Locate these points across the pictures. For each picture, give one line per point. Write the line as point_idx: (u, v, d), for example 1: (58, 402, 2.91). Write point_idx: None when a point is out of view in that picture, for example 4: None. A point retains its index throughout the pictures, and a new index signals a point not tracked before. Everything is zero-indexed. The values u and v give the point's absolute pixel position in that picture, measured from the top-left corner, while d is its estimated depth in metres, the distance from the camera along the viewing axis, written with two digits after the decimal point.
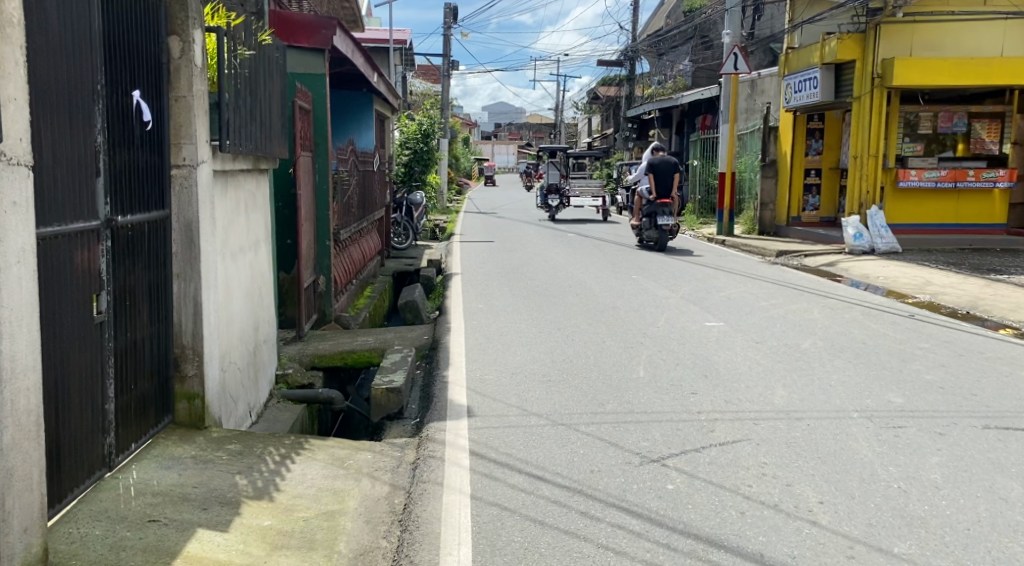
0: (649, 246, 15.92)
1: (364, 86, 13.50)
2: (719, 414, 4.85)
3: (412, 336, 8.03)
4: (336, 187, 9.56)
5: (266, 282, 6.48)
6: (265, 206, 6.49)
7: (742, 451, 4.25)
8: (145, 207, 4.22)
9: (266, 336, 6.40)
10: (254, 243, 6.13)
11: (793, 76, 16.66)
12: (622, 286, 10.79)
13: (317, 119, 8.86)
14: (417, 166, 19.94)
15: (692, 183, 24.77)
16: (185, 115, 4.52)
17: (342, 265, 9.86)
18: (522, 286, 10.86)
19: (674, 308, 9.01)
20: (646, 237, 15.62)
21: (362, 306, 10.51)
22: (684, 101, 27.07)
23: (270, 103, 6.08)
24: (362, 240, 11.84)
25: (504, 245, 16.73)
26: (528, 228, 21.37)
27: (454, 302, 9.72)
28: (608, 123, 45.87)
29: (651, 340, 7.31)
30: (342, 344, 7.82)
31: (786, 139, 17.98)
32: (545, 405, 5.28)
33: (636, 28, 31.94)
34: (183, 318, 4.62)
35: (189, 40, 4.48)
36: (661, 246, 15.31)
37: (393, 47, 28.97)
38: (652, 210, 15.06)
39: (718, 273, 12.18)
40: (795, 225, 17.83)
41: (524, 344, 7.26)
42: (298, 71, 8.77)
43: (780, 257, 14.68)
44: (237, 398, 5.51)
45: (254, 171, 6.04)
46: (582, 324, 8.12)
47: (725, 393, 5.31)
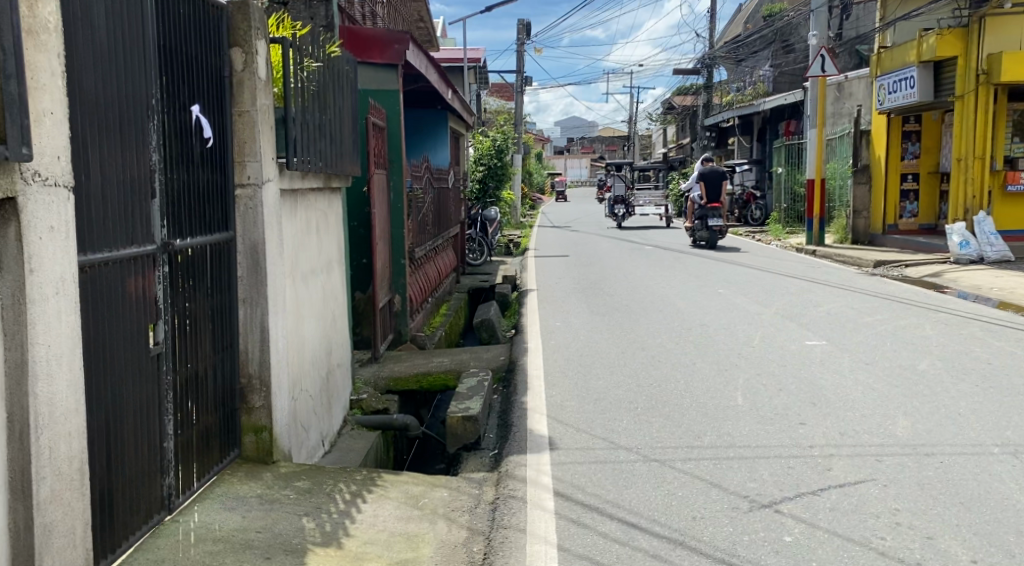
0: (703, 245, 18.15)
1: (438, 103, 13.32)
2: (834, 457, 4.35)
3: (489, 357, 7.67)
4: (411, 204, 9.30)
5: (340, 304, 6.23)
6: (338, 226, 6.23)
7: (871, 500, 3.78)
8: (206, 229, 3.97)
9: (340, 360, 6.14)
10: (327, 264, 5.88)
11: (886, 76, 16.08)
12: (707, 301, 10.28)
13: (391, 135, 8.61)
14: (491, 182, 19.68)
15: (778, 191, 23.93)
16: (249, 131, 4.26)
17: (416, 285, 9.59)
18: (602, 302, 10.46)
19: (766, 326, 8.48)
20: (699, 237, 17.84)
21: (437, 325, 10.23)
22: (765, 107, 26.24)
23: (340, 117, 5.83)
24: (437, 257, 11.60)
25: (581, 260, 16.32)
26: (604, 242, 20.90)
27: (530, 320, 9.36)
28: (685, 134, 45.01)
29: (745, 362, 6.84)
30: (417, 366, 7.53)
31: (879, 144, 17.22)
32: (635, 436, 4.89)
33: (714, 35, 31.20)
34: (249, 346, 4.35)
35: (252, 51, 4.24)
36: (712, 244, 17.56)
37: (466, 65, 28.92)
38: (704, 213, 17.27)
39: (813, 286, 11.55)
40: (892, 233, 16.98)
41: (607, 366, 6.87)
42: (371, 87, 8.56)
43: (880, 267, 14.00)
44: (309, 428, 5.24)
45: (325, 189, 5.80)
46: (668, 343, 7.68)
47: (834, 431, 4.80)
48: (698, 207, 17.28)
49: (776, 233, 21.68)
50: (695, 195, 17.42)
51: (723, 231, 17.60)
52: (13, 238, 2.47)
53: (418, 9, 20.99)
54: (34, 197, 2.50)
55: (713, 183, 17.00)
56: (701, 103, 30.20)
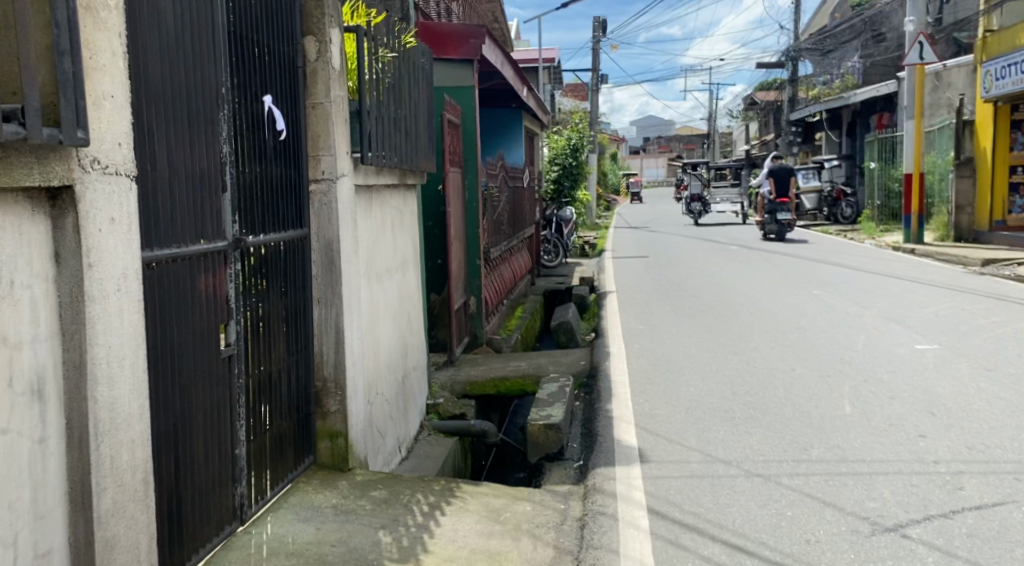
0: (772, 238, 19.39)
1: (513, 101, 13.13)
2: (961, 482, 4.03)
3: (569, 362, 7.40)
4: (486, 204, 9.10)
5: (415, 305, 6.04)
6: (414, 224, 6.06)
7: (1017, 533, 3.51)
8: (280, 225, 3.79)
9: (416, 363, 5.95)
10: (403, 263, 5.70)
11: (993, 62, 15.28)
12: (799, 302, 9.85)
13: (466, 133, 8.40)
14: (566, 181, 19.42)
15: (870, 187, 23.00)
16: (323, 123, 4.09)
17: (492, 286, 9.40)
18: (687, 303, 10.11)
19: (866, 330, 8.05)
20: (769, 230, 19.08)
21: (514, 328, 10.04)
22: (855, 100, 25.27)
23: (416, 111, 5.64)
24: (513, 258, 11.39)
25: (661, 261, 15.94)
26: (685, 241, 20.43)
27: (611, 323, 9.06)
28: (768, 129, 43.83)
29: (848, 368, 6.48)
30: (494, 370, 7.31)
31: (985, 137, 16.30)
32: (736, 449, 4.63)
33: (799, 27, 30.20)
34: (323, 348, 4.18)
35: (326, 40, 4.07)
36: (782, 236, 18.87)
37: (541, 65, 28.72)
38: (773, 208, 18.52)
39: (915, 286, 10.97)
40: (1000, 230, 16.03)
41: (700, 370, 6.57)
42: (447, 84, 8.38)
43: (988, 266, 13.28)
44: (386, 434, 5.05)
45: (401, 186, 5.62)
46: (762, 347, 7.34)
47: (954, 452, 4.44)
48: (768, 202, 18.56)
49: (869, 231, 20.82)
50: (765, 191, 18.63)
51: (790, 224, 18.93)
52: (70, 228, 2.29)
53: (492, 8, 20.81)
54: (91, 185, 2.33)
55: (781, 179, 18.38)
56: (786, 98, 29.36)
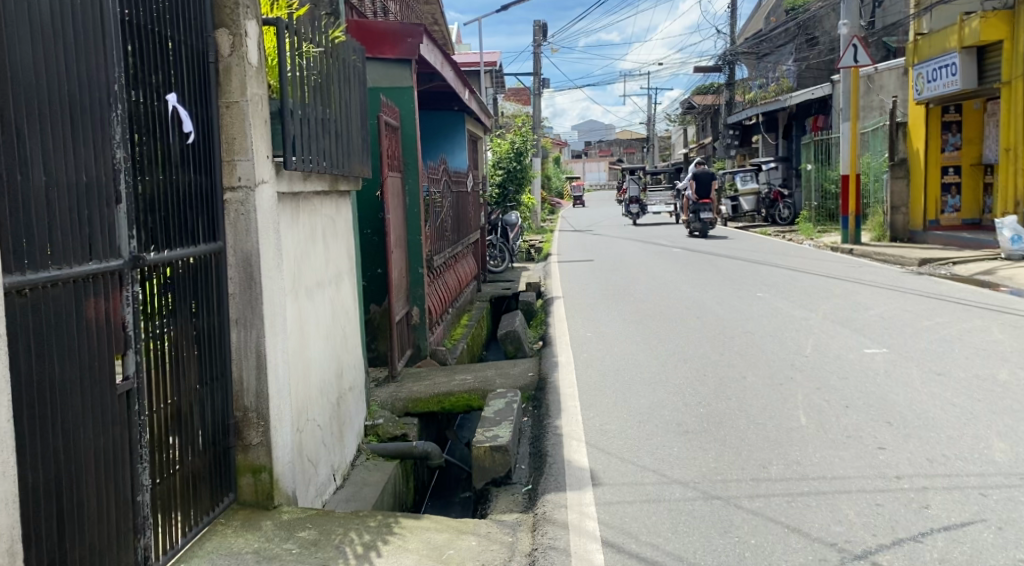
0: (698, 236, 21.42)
1: (455, 104, 12.82)
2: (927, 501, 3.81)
3: (515, 373, 7.06)
4: (429, 209, 8.72)
5: (352, 321, 5.66)
6: (348, 233, 5.67)
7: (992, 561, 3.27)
8: (188, 239, 3.39)
9: (353, 382, 5.57)
10: (336, 275, 5.31)
11: (924, 64, 15.46)
12: (745, 306, 9.67)
13: (405, 136, 8.03)
14: (511, 185, 19.16)
15: (808, 189, 23.17)
16: (239, 125, 3.69)
17: (437, 295, 9.04)
18: (634, 309, 9.86)
19: (815, 333, 7.88)
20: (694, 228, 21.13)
21: (460, 337, 9.70)
22: (792, 102, 25.47)
23: (347, 112, 5.26)
24: (457, 264, 11.04)
25: (607, 265, 15.75)
26: (629, 244, 20.30)
27: (559, 330, 8.76)
28: (707, 132, 44.18)
29: (800, 374, 6.26)
30: (438, 384, 6.95)
31: (919, 137, 16.58)
32: (692, 468, 4.35)
33: (735, 31, 30.39)
34: (243, 374, 3.79)
35: (241, 32, 3.67)
36: (705, 234, 20.94)
37: (482, 68, 28.47)
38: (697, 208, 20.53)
39: (858, 286, 10.93)
40: (933, 230, 16.23)
41: (649, 381, 6.28)
42: (383, 85, 7.99)
43: (924, 266, 13.36)
44: (318, 463, 4.67)
45: (333, 193, 5.23)
46: (712, 353, 7.10)
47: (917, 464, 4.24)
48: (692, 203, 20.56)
49: (807, 232, 20.94)
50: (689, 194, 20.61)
51: (713, 223, 20.94)
52: None
53: (431, 11, 20.48)
54: None
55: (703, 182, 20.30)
56: (723, 101, 29.57)
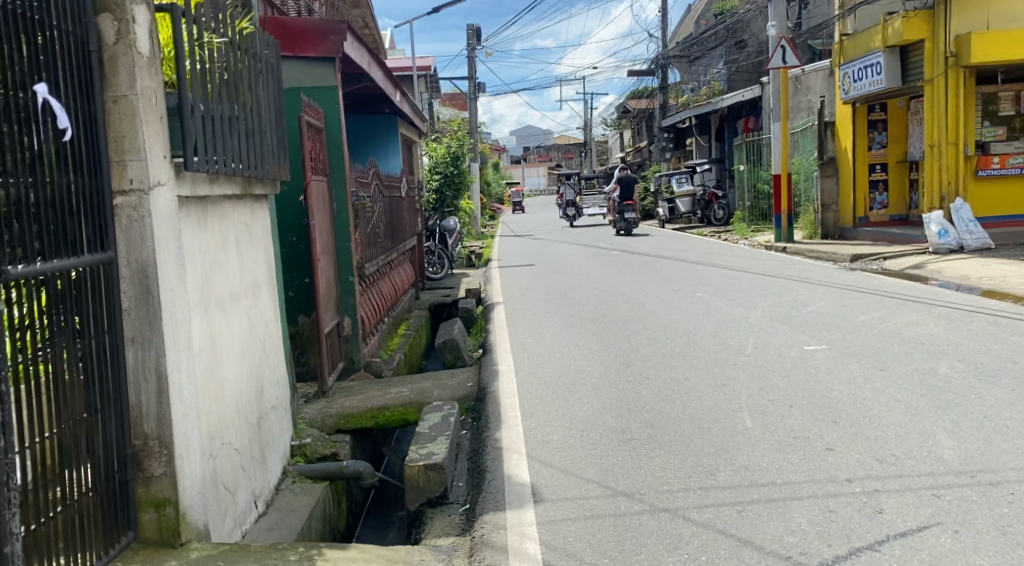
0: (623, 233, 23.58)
1: (386, 106, 12.46)
2: (881, 505, 3.61)
3: (453, 385, 6.73)
4: (358, 214, 8.35)
5: (274, 334, 5.29)
6: (267, 239, 5.29)
7: None
8: (63, 249, 3.03)
9: (276, 400, 5.20)
10: (253, 286, 4.94)
11: (849, 65, 15.61)
12: (685, 306, 9.49)
13: (330, 139, 7.66)
14: (448, 191, 18.84)
15: (741, 189, 23.33)
16: (128, 122, 3.33)
17: (370, 304, 8.67)
18: (574, 313, 9.60)
19: (756, 331, 7.72)
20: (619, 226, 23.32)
21: (397, 347, 9.35)
22: (723, 104, 25.66)
23: (259, 110, 4.89)
24: (393, 272, 10.68)
25: (547, 268, 15.53)
26: (569, 248, 20.13)
27: (499, 337, 8.47)
28: (643, 135, 44.44)
29: (743, 374, 6.06)
30: (371, 398, 6.59)
31: (846, 135, 16.64)
32: (637, 479, 4.09)
33: (666, 35, 30.55)
34: (142, 398, 3.41)
35: (128, 18, 3.31)
36: (629, 232, 23.09)
37: (416, 74, 28.10)
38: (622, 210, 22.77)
39: (796, 284, 10.88)
40: (863, 226, 16.42)
41: (590, 387, 6.01)
42: (306, 85, 7.61)
43: (856, 261, 13.45)
44: (236, 490, 4.30)
45: (247, 197, 4.86)
46: (654, 355, 6.88)
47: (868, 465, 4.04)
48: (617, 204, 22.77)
49: (741, 231, 21.04)
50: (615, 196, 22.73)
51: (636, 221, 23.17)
52: None
53: (362, 15, 20.05)
54: None
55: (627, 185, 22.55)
56: (657, 104, 29.71)
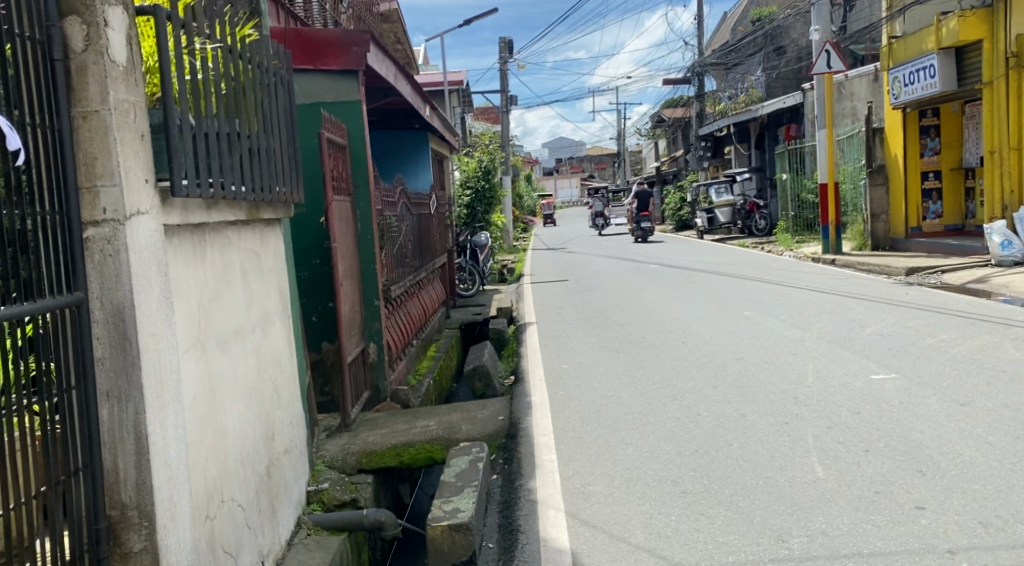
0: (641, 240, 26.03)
1: (415, 121, 12.01)
2: None
3: (482, 418, 6.19)
4: (384, 233, 7.88)
5: (287, 370, 4.82)
6: (280, 266, 4.83)
7: None
8: (11, 294, 2.57)
9: (289, 443, 4.72)
10: (262, 319, 4.46)
11: (899, 68, 14.91)
12: (732, 327, 8.88)
13: (354, 155, 7.19)
14: (479, 206, 18.38)
15: (783, 199, 22.61)
16: (100, 142, 2.86)
17: (397, 328, 8.19)
18: (613, 334, 9.04)
19: (815, 357, 7.13)
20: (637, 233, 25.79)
21: (425, 372, 8.87)
22: (763, 112, 24.97)
23: (268, 125, 4.42)
24: (422, 292, 10.22)
25: (582, 284, 14.96)
26: (604, 262, 19.54)
27: (533, 362, 7.94)
28: (678, 144, 43.73)
29: (806, 410, 5.48)
30: (396, 434, 6.10)
31: (896, 142, 15.97)
32: (698, 547, 3.56)
33: (702, 42, 29.88)
34: (118, 460, 2.94)
35: (99, 21, 2.87)
36: (646, 239, 25.44)
37: (447, 88, 27.64)
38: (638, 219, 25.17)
39: (851, 300, 10.25)
40: (915, 236, 15.66)
41: (634, 425, 5.47)
42: (327, 99, 7.14)
43: (912, 274, 12.76)
44: (239, 551, 3.81)
45: (254, 222, 4.39)
46: (702, 387, 6.32)
47: (973, 533, 3.47)
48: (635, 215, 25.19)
49: (785, 243, 20.33)
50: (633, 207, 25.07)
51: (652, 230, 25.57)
52: None
53: (391, 29, 19.68)
54: None
55: (644, 198, 24.92)
56: (694, 114, 29.08)
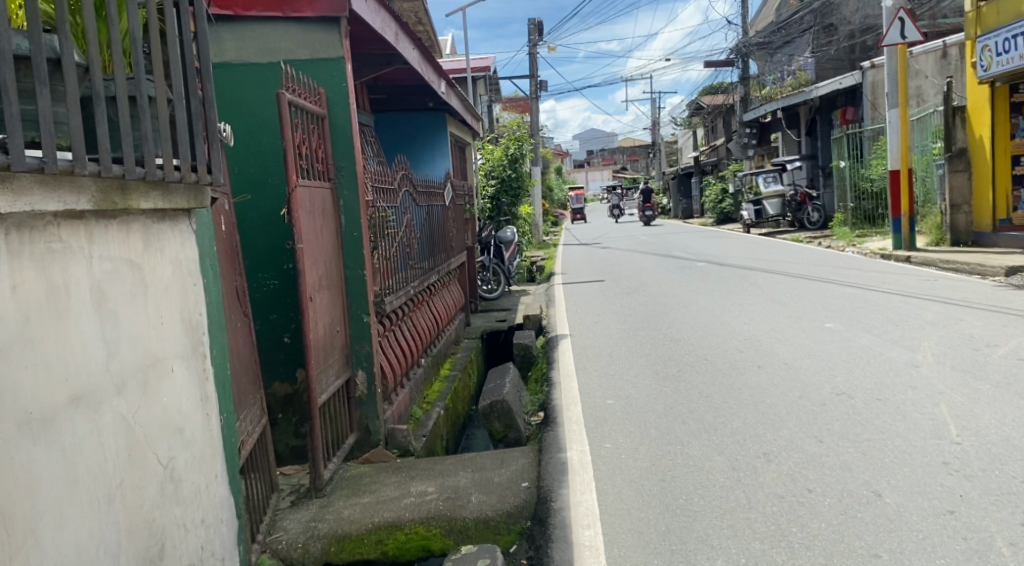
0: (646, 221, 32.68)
1: (429, 100, 10.35)
2: None
3: (499, 484, 4.47)
4: (377, 230, 6.17)
5: (198, 439, 3.17)
6: (187, 284, 3.19)
7: None
8: None
9: (194, 555, 3.07)
10: (145, 368, 2.83)
11: (989, 35, 13.05)
12: (815, 346, 7.12)
13: (335, 129, 5.51)
14: (505, 197, 16.53)
15: (839, 188, 20.59)
16: None
17: (395, 349, 6.50)
18: (666, 354, 7.30)
19: (947, 392, 5.39)
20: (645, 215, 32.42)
21: (435, 399, 7.20)
22: (817, 94, 22.91)
23: (138, 58, 2.78)
24: (434, 298, 8.56)
25: (620, 285, 13.21)
26: (644, 258, 17.72)
27: (566, 394, 6.25)
28: (719, 134, 41.77)
29: (969, 488, 3.78)
30: (382, 505, 4.44)
31: (981, 123, 13.99)
32: None
33: (747, 22, 27.91)
34: None
35: None
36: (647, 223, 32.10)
37: (472, 75, 25.92)
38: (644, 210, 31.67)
39: (954, 309, 8.44)
40: (1006, 230, 13.71)
41: (720, 510, 3.78)
42: (300, 58, 5.47)
43: (1011, 275, 10.91)
44: None
45: (120, 218, 2.74)
46: (803, 440, 4.61)
47: None
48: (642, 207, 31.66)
49: (844, 237, 18.44)
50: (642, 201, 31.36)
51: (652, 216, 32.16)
52: None
53: (411, 8, 18.02)
54: None
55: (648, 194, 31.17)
56: (737, 99, 27.18)
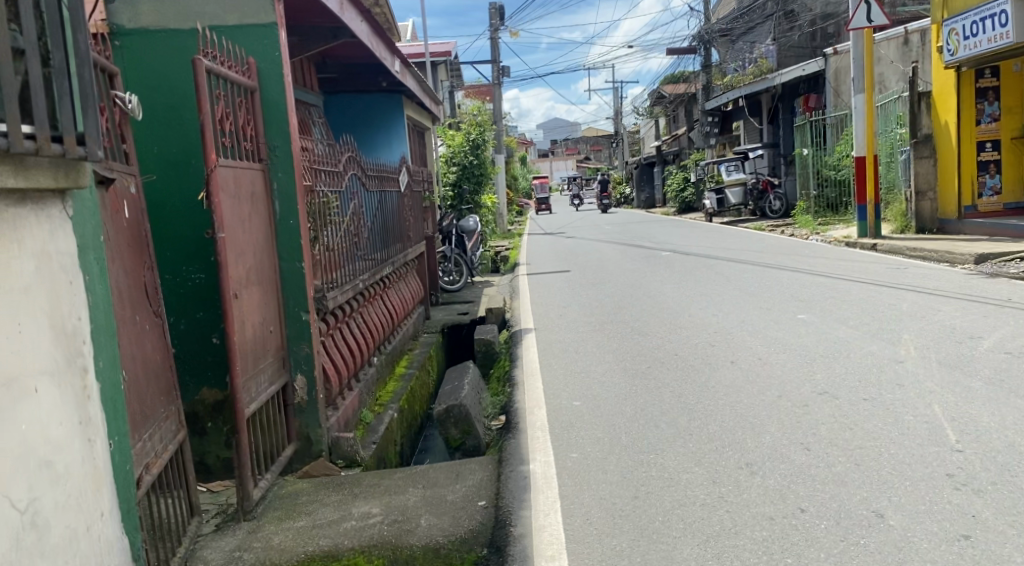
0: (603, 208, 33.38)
1: (382, 80, 9.73)
2: None
3: (453, 504, 3.96)
4: (319, 217, 5.59)
5: (74, 472, 2.63)
6: (61, 283, 2.66)
7: None
8: None
9: None
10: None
11: (956, 18, 12.77)
12: (792, 340, 6.69)
13: (269, 105, 4.93)
14: (467, 184, 15.99)
15: (802, 176, 20.25)
16: None
17: (342, 348, 5.93)
18: (634, 350, 6.81)
19: (938, 391, 4.97)
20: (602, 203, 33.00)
21: (388, 401, 6.65)
22: (780, 80, 22.60)
23: None
24: (389, 291, 7.99)
25: (585, 276, 12.73)
26: (608, 248, 17.27)
27: (530, 396, 5.73)
28: (681, 123, 41.47)
29: (981, 507, 3.35)
30: (317, 531, 3.90)
31: (947, 109, 13.76)
32: None
33: (710, 9, 27.56)
34: None
35: None
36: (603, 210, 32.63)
37: (430, 60, 25.24)
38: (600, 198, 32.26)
39: (932, 299, 8.07)
40: (971, 217, 13.51)
41: (702, 535, 3.34)
42: (229, 25, 4.89)
43: (982, 263, 10.62)
44: None
45: None
46: (788, 448, 4.16)
47: None
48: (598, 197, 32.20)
49: (808, 225, 18.17)
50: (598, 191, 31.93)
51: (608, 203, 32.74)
52: None
53: None
54: None
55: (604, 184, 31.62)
56: (700, 86, 26.85)
